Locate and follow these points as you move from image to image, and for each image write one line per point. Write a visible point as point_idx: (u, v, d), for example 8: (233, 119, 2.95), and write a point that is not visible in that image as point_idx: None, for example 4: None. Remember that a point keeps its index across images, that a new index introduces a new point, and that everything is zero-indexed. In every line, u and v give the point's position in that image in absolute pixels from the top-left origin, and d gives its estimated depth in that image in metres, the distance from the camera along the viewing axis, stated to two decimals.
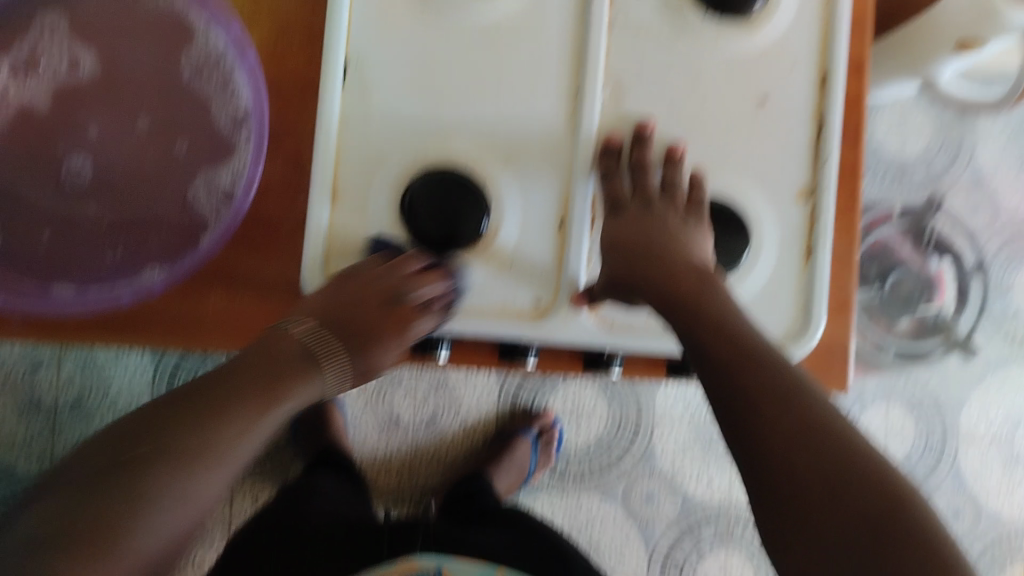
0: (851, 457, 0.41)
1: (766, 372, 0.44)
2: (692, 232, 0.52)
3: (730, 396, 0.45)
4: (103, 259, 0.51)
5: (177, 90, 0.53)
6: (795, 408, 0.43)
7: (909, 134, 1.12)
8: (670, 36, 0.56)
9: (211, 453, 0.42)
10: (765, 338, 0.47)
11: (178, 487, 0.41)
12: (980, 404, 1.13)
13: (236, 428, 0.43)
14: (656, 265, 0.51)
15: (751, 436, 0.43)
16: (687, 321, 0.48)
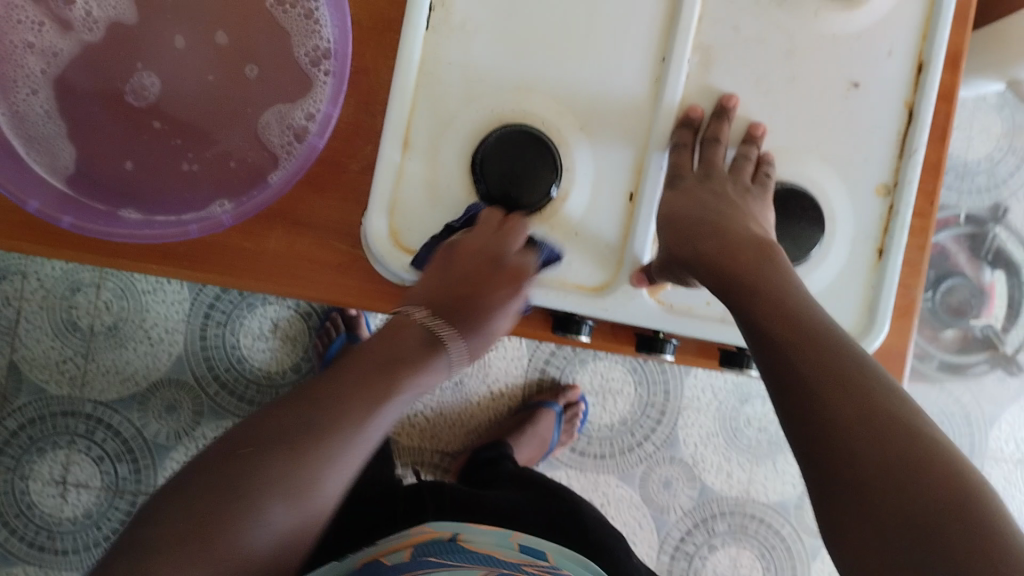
0: (917, 439, 0.38)
1: (831, 352, 0.42)
2: (754, 204, 0.52)
3: (787, 376, 0.42)
4: (181, 190, 0.51)
5: (258, 14, 0.52)
6: (857, 388, 0.40)
7: (976, 137, 1.09)
8: (769, 9, 0.54)
9: (330, 445, 0.44)
10: (828, 319, 0.45)
11: (295, 489, 0.42)
12: (1013, 423, 1.12)
13: (354, 426, 0.45)
14: (714, 237, 0.49)
15: (809, 415, 0.41)
16: (746, 302, 0.46)
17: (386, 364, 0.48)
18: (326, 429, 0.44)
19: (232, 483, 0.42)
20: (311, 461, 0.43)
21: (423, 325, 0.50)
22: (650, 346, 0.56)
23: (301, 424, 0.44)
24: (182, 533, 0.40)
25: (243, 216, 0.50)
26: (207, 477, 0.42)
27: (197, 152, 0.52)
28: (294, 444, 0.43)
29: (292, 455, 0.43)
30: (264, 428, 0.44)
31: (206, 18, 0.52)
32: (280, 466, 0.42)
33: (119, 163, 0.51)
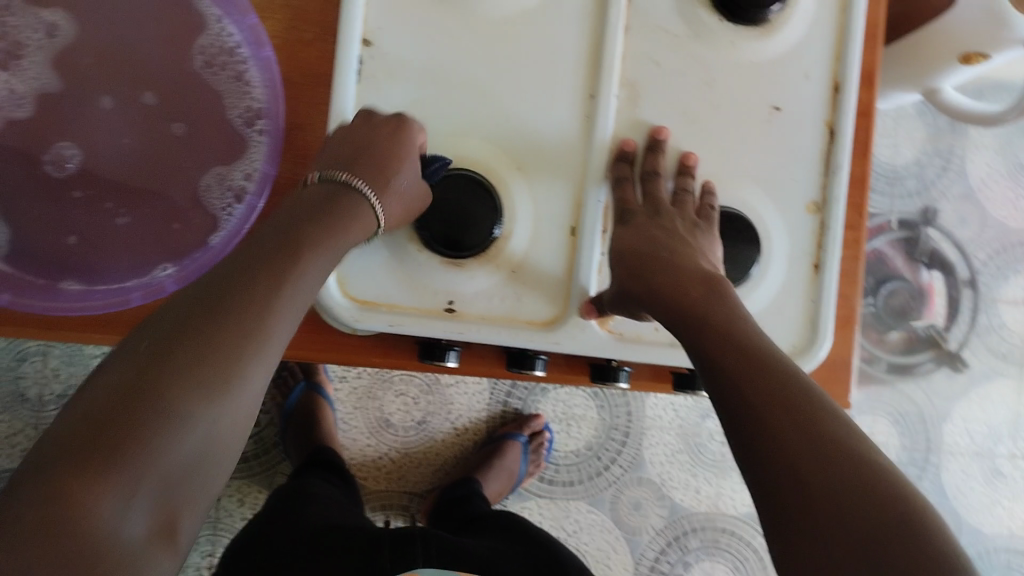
0: (862, 463, 0.39)
1: (778, 380, 0.43)
2: (701, 238, 0.53)
3: (737, 405, 0.43)
4: (120, 258, 0.51)
5: (188, 75, 0.52)
6: (805, 415, 0.41)
7: (902, 144, 1.13)
8: (687, 41, 0.56)
9: (252, 342, 0.41)
10: (776, 349, 0.46)
11: (214, 388, 0.39)
12: (963, 416, 1.16)
13: (269, 309, 0.42)
14: (663, 273, 0.50)
15: (760, 443, 0.42)
16: (697, 333, 0.47)
17: (269, 253, 0.44)
18: (181, 383, 0.38)
19: (152, 394, 0.38)
20: (231, 358, 0.40)
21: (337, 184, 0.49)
22: (603, 375, 0.57)
23: (203, 318, 0.40)
24: (89, 454, 0.36)
25: (187, 279, 0.50)
26: (115, 390, 0.37)
27: (139, 215, 0.51)
28: (205, 342, 0.40)
29: (201, 353, 0.39)
30: (165, 326, 0.40)
31: (132, 80, 0.52)
32: (200, 372, 0.39)
33: (60, 238, 0.50)
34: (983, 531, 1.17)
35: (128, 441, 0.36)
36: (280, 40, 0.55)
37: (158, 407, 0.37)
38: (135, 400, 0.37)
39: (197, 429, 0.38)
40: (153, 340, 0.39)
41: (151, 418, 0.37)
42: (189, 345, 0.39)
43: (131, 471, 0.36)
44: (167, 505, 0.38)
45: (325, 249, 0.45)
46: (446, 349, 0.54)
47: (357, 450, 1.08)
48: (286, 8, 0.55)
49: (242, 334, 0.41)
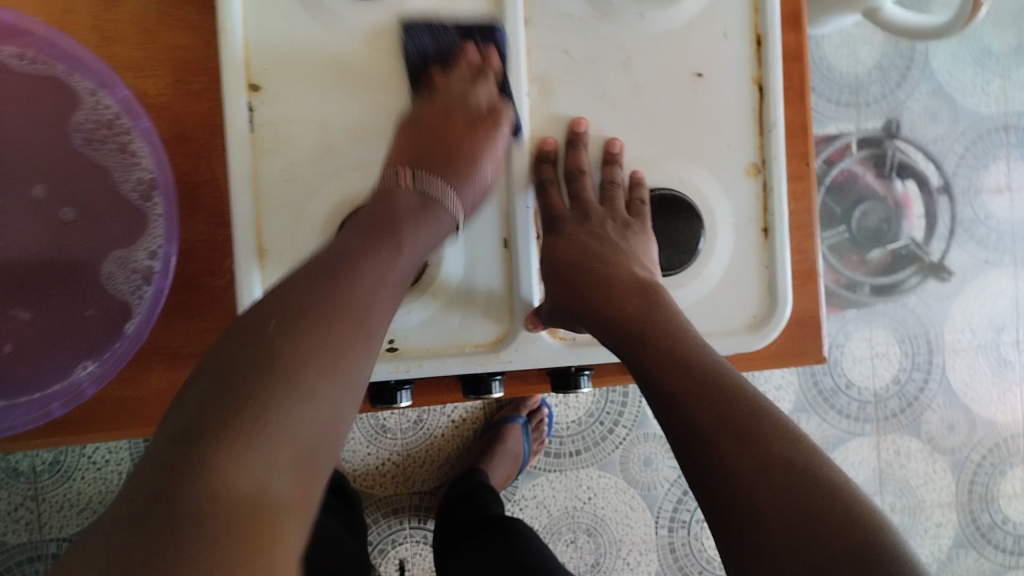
0: (823, 484, 0.38)
1: (721, 399, 0.42)
2: (636, 244, 0.53)
3: (686, 430, 0.43)
4: (34, 364, 0.48)
5: (69, 155, 0.49)
6: (751, 435, 0.41)
7: (859, 48, 1.08)
8: (592, 19, 0.52)
9: (356, 320, 0.42)
10: (723, 364, 0.45)
11: (326, 364, 0.40)
12: (962, 313, 1.14)
13: (375, 285, 0.44)
14: (596, 292, 0.50)
15: (711, 466, 0.41)
16: (637, 350, 0.47)
17: (364, 238, 0.45)
18: (286, 369, 0.39)
19: (260, 371, 0.38)
20: (338, 336, 0.41)
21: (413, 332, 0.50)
22: (565, 382, 0.54)
23: (323, 288, 0.42)
24: (206, 432, 0.36)
25: (108, 375, 0.48)
26: (214, 382, 0.38)
27: (50, 311, 0.49)
28: (318, 317, 0.41)
29: (315, 332, 0.40)
30: (280, 299, 0.41)
31: (13, 167, 0.49)
32: (308, 350, 0.40)
33: None
34: (996, 422, 1.17)
35: (251, 417, 0.37)
36: (165, 97, 0.52)
37: (258, 399, 0.38)
38: (235, 393, 0.37)
39: (309, 404, 0.39)
40: (251, 323, 0.41)
41: (266, 387, 0.38)
42: (290, 328, 0.40)
43: (263, 441, 0.37)
44: (300, 480, 0.38)
45: (397, 245, 0.46)
46: (397, 390, 0.52)
47: (358, 459, 1.07)
48: (163, 63, 0.52)
49: (342, 319, 0.42)
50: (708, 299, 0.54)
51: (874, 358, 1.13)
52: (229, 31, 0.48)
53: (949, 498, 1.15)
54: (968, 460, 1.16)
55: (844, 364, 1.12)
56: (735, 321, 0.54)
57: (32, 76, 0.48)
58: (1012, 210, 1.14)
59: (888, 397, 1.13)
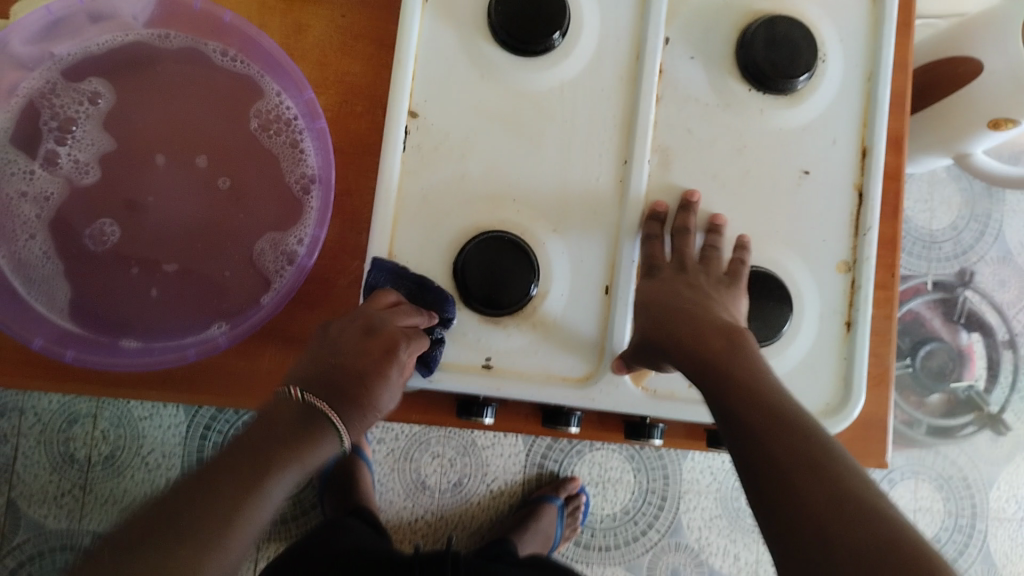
0: (895, 527, 0.41)
1: (801, 439, 0.45)
2: (726, 298, 0.54)
3: (763, 464, 0.45)
4: (177, 319, 0.54)
5: (243, 143, 0.56)
6: (825, 475, 0.43)
7: (936, 208, 1.14)
8: (716, 108, 0.58)
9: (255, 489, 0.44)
10: (796, 407, 0.48)
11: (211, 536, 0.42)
12: (1010, 482, 1.14)
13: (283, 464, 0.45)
14: (684, 323, 0.52)
15: (784, 498, 0.44)
16: (715, 381, 0.49)
17: (279, 429, 0.46)
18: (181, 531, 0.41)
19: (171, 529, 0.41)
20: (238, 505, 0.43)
21: (299, 402, 0.47)
22: (638, 432, 0.57)
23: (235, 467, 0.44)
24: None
25: (238, 336, 0.52)
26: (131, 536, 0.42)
27: (198, 270, 0.55)
28: (231, 490, 0.43)
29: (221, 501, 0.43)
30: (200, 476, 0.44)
31: (188, 142, 0.56)
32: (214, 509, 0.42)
33: (143, 293, 0.54)
34: None
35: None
36: (331, 113, 0.58)
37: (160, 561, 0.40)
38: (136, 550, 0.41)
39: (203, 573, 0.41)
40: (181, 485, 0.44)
41: (166, 548, 0.41)
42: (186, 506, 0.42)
43: None
44: None
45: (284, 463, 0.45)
46: (483, 405, 0.55)
47: (394, 510, 1.09)
48: (337, 84, 0.59)
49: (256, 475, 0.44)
50: (786, 378, 0.57)
51: (917, 510, 1.13)
52: (403, 62, 0.55)
53: None
54: None
55: None
56: (809, 406, 0.57)
57: (228, 72, 0.55)
58: None
59: None
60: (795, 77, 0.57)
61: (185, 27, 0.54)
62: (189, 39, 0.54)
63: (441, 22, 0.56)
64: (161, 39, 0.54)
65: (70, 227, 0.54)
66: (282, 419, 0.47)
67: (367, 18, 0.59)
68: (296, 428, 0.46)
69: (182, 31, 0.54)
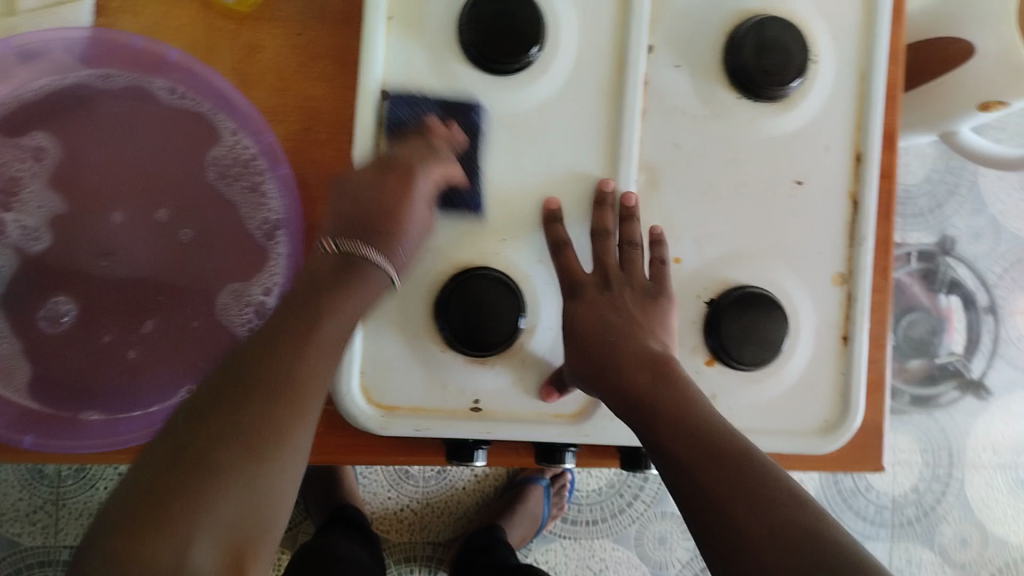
0: (840, 552, 0.38)
1: (735, 466, 0.42)
2: (654, 318, 0.51)
3: (693, 496, 0.42)
4: (141, 385, 0.50)
5: (199, 187, 0.52)
6: (764, 504, 0.40)
7: (911, 162, 1.12)
8: (705, 118, 0.55)
9: (296, 395, 0.42)
10: (731, 430, 0.45)
11: (259, 447, 0.40)
12: (986, 430, 1.15)
13: (309, 362, 0.43)
14: (610, 351, 0.49)
15: (719, 530, 0.41)
16: (643, 415, 0.46)
17: (326, 289, 0.46)
18: (224, 441, 0.39)
19: (202, 447, 0.39)
20: (273, 416, 0.41)
21: (336, 251, 0.47)
22: (635, 462, 0.55)
23: (252, 366, 0.42)
24: (143, 512, 0.37)
25: None
26: (166, 450, 0.39)
27: (167, 330, 0.51)
28: (264, 394, 0.41)
29: (258, 405, 0.41)
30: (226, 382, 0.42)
31: (138, 189, 0.52)
32: (247, 413, 0.40)
33: (100, 354, 0.50)
34: (1008, 542, 1.17)
35: (190, 493, 0.37)
36: (292, 142, 0.54)
37: (208, 470, 0.38)
38: (182, 461, 0.39)
39: (251, 481, 0.39)
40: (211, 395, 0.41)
41: (215, 459, 0.39)
42: (224, 416, 0.40)
43: (193, 522, 0.37)
44: (239, 552, 0.38)
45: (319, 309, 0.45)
46: (473, 449, 0.54)
47: (378, 502, 1.08)
48: (296, 108, 0.54)
49: (277, 391, 0.42)
50: (783, 397, 0.56)
51: (896, 464, 1.14)
52: (367, 88, 0.51)
53: None
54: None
55: None
56: (807, 424, 0.56)
57: (176, 111, 0.51)
58: None
59: (905, 504, 1.14)
60: (787, 84, 0.53)
61: (125, 64, 0.49)
62: (132, 77, 0.50)
63: (407, 41, 0.52)
64: (104, 80, 0.49)
65: (21, 304, 0.50)
66: (363, 187, 0.49)
67: (326, 37, 0.54)
68: (383, 180, 0.49)
69: (123, 70, 0.49)
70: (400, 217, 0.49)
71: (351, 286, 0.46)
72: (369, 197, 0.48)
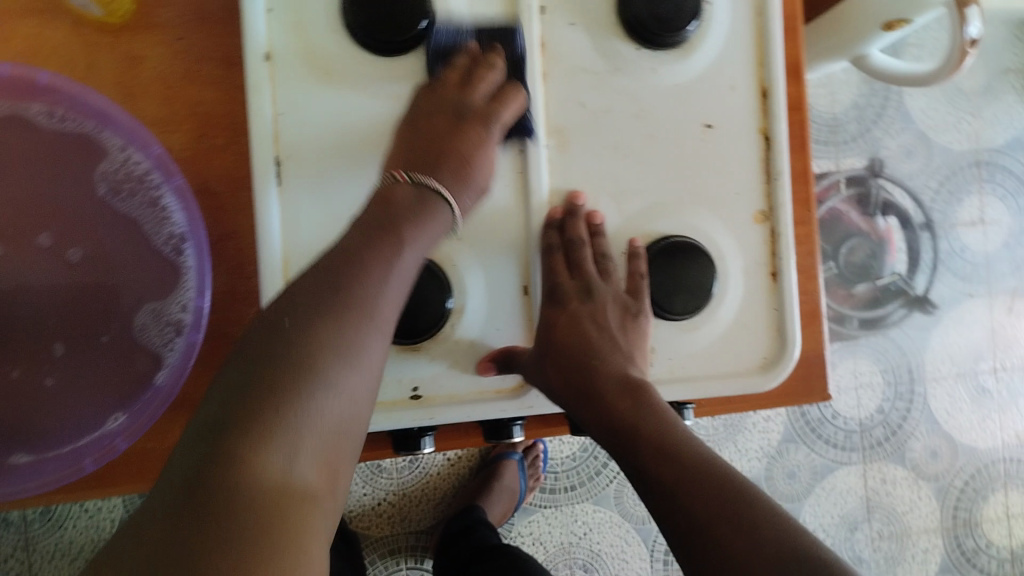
0: (819, 560, 0.39)
1: (717, 487, 0.44)
2: (632, 339, 0.53)
3: (682, 521, 0.44)
4: (64, 420, 0.49)
5: (96, 210, 0.50)
6: (746, 523, 0.42)
7: (838, 89, 1.13)
8: (606, 73, 0.54)
9: (370, 305, 0.42)
10: (710, 453, 0.47)
11: (343, 356, 0.40)
12: (942, 343, 1.17)
13: (379, 278, 0.43)
14: (590, 387, 0.51)
15: (707, 552, 0.42)
16: (629, 445, 0.48)
17: (395, 218, 0.45)
18: (299, 362, 0.39)
19: (274, 366, 0.38)
20: (353, 325, 0.41)
21: (410, 184, 0.47)
22: (583, 425, 0.55)
23: (325, 284, 0.42)
24: (233, 431, 0.36)
25: (140, 429, 0.49)
26: (241, 372, 0.38)
27: (80, 358, 0.50)
28: (335, 305, 0.41)
29: (331, 316, 0.41)
30: (302, 295, 0.41)
31: (32, 221, 0.50)
32: (323, 326, 0.40)
33: (17, 395, 0.49)
34: (977, 450, 1.20)
35: (278, 406, 0.37)
36: (189, 153, 0.53)
37: (292, 388, 0.38)
38: (256, 382, 0.38)
39: (332, 391, 0.39)
40: (280, 316, 0.41)
41: (293, 370, 0.38)
42: (295, 333, 0.40)
43: (259, 461, 0.36)
44: (329, 464, 0.39)
45: (398, 240, 0.44)
46: (420, 437, 0.53)
47: (355, 500, 1.07)
48: (189, 115, 0.53)
49: (354, 306, 0.41)
50: (720, 340, 0.56)
51: (859, 389, 1.16)
52: (258, 89, 0.50)
53: (933, 525, 1.18)
54: (951, 486, 1.19)
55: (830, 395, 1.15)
56: (747, 363, 0.56)
57: (58, 135, 0.49)
58: (984, 241, 1.18)
59: (872, 426, 1.16)
60: (682, 28, 0.53)
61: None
62: (8, 106, 0.48)
63: (292, 38, 0.51)
64: None
65: None
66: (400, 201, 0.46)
67: (211, 39, 0.53)
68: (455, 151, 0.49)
69: None
70: (467, 156, 0.49)
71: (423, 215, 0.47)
72: (445, 123, 0.50)
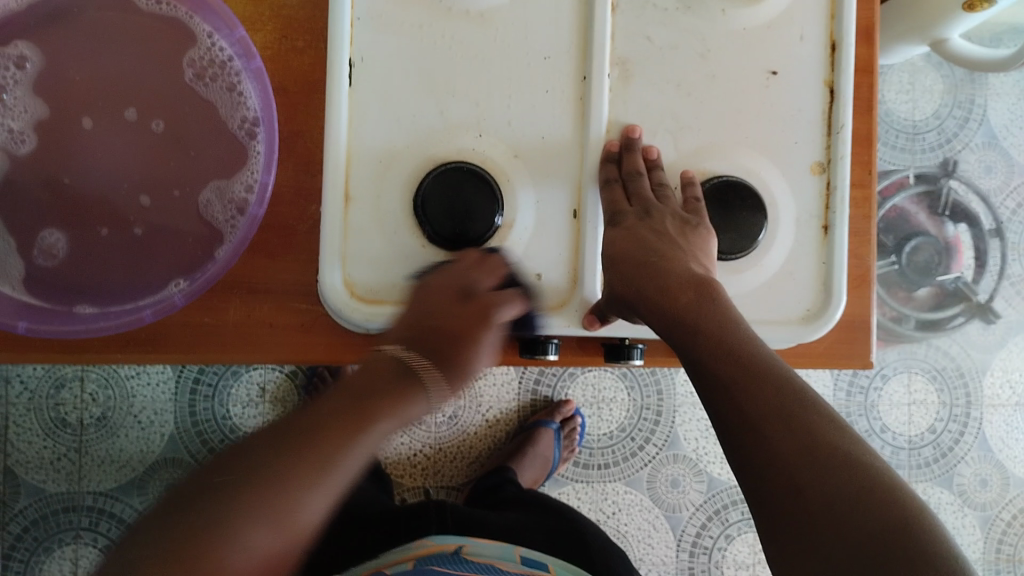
0: (862, 471, 0.40)
1: (774, 390, 0.44)
2: (695, 242, 0.52)
3: (733, 414, 0.45)
4: (130, 283, 0.52)
5: (178, 89, 0.53)
6: (798, 425, 0.42)
7: (919, 97, 1.11)
8: (676, 11, 0.55)
9: (323, 462, 0.45)
10: (766, 351, 0.47)
11: (271, 512, 0.43)
12: (1003, 367, 1.14)
13: (324, 460, 0.45)
14: (652, 278, 0.51)
15: (755, 449, 0.43)
16: (687, 337, 0.48)
17: (370, 396, 0.48)
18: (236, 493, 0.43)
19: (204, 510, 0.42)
20: (289, 464, 0.44)
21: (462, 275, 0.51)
22: (617, 355, 0.56)
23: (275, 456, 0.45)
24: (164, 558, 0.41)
25: (196, 293, 0.51)
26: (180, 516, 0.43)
27: (149, 228, 0.53)
28: (284, 454, 0.45)
29: (267, 473, 0.44)
30: (247, 453, 0.46)
31: (117, 93, 0.53)
32: (269, 467, 0.44)
33: (88, 254, 0.52)
34: None
35: (202, 537, 0.41)
36: (271, 51, 0.56)
37: (218, 514, 0.42)
38: (204, 503, 0.43)
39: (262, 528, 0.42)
40: (251, 458, 0.45)
41: (227, 506, 0.42)
42: (253, 469, 0.44)
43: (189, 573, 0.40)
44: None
45: (368, 424, 0.47)
46: None
47: (391, 448, 1.09)
48: (274, 14, 0.56)
49: (316, 460, 0.45)
50: (763, 288, 0.56)
51: (911, 404, 1.13)
52: None
53: (975, 555, 1.14)
54: (998, 517, 1.15)
55: (880, 407, 1.12)
56: (789, 312, 0.56)
57: (153, 17, 0.52)
58: None
59: (921, 445, 1.13)
60: None
61: None
62: None
63: None
64: None
65: (24, 229, 0.51)
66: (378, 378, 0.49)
67: None
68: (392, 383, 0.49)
69: None
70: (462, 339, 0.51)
71: (398, 394, 0.49)
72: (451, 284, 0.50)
